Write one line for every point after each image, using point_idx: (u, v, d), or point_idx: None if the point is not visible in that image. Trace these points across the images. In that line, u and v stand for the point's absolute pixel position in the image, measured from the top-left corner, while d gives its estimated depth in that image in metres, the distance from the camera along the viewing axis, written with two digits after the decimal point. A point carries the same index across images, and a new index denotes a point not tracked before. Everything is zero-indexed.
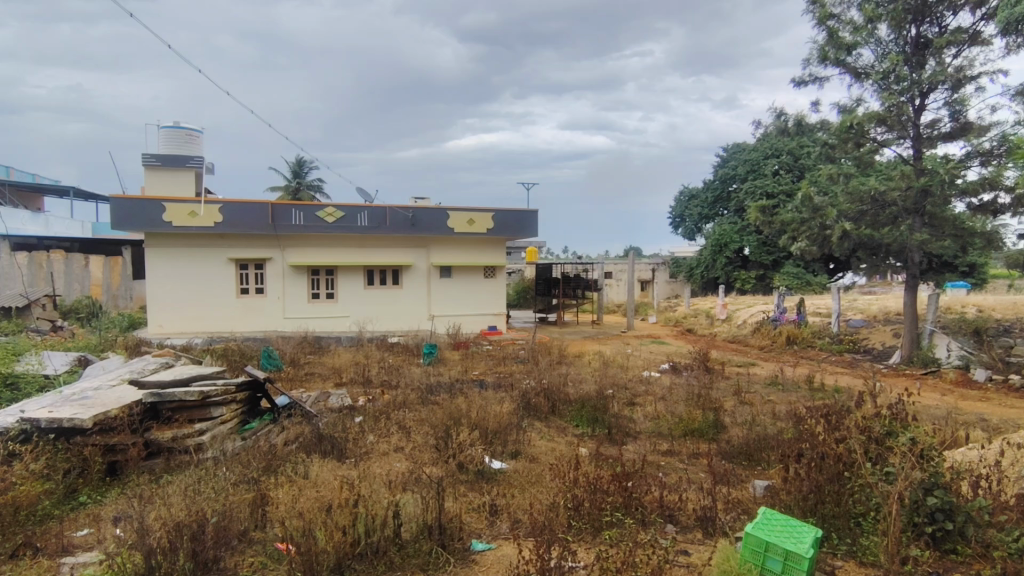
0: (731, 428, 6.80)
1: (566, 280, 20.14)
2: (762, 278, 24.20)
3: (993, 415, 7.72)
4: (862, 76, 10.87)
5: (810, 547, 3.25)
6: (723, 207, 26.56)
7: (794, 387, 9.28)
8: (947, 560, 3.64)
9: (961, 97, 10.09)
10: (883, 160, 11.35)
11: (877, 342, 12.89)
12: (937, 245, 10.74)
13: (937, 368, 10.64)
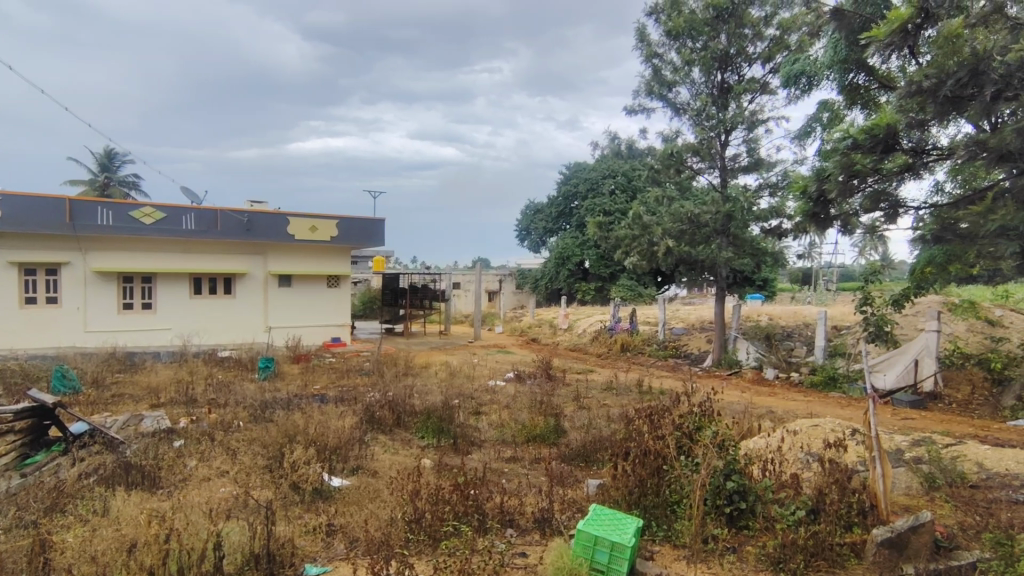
0: (569, 432, 7.21)
1: (415, 290, 19.99)
2: (599, 289, 26.08)
3: (779, 407, 9.10)
4: (680, 111, 12.27)
5: (633, 536, 3.56)
6: (566, 222, 28.26)
7: (626, 391, 10.10)
8: (742, 535, 4.22)
9: (754, 136, 11.82)
10: (698, 186, 12.87)
11: (693, 347, 14.53)
12: (739, 262, 12.43)
13: (738, 370, 12.28)
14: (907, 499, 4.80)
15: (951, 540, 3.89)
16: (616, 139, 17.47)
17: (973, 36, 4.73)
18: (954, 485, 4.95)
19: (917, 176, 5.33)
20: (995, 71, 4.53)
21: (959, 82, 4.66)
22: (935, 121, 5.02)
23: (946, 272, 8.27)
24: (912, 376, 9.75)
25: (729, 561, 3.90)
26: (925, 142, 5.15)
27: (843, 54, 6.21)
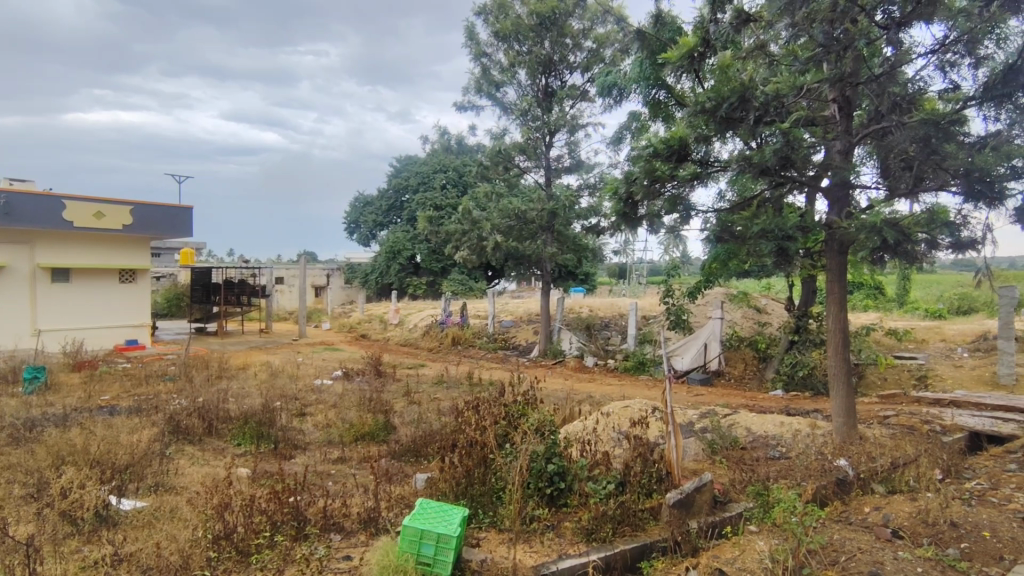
0: (400, 428, 7.10)
1: (230, 285, 18.20)
2: (431, 283, 26.14)
3: (596, 392, 9.93)
4: (508, 110, 12.74)
5: (457, 526, 3.62)
6: (397, 216, 27.83)
7: (456, 384, 10.27)
8: (561, 512, 4.51)
9: (575, 139, 12.68)
10: (526, 184, 13.48)
11: (521, 338, 15.23)
12: (563, 257, 13.27)
13: (562, 359, 13.16)
14: (696, 465, 5.54)
15: (726, 495, 4.59)
16: (447, 134, 17.59)
17: (743, 67, 5.61)
18: (731, 448, 5.82)
19: (703, 183, 6.11)
20: (757, 100, 5.43)
21: (731, 106, 5.45)
22: (715, 137, 5.85)
23: (727, 267, 9.67)
24: (702, 357, 11.29)
25: (549, 538, 4.17)
26: (709, 155, 5.99)
27: (647, 71, 6.92)
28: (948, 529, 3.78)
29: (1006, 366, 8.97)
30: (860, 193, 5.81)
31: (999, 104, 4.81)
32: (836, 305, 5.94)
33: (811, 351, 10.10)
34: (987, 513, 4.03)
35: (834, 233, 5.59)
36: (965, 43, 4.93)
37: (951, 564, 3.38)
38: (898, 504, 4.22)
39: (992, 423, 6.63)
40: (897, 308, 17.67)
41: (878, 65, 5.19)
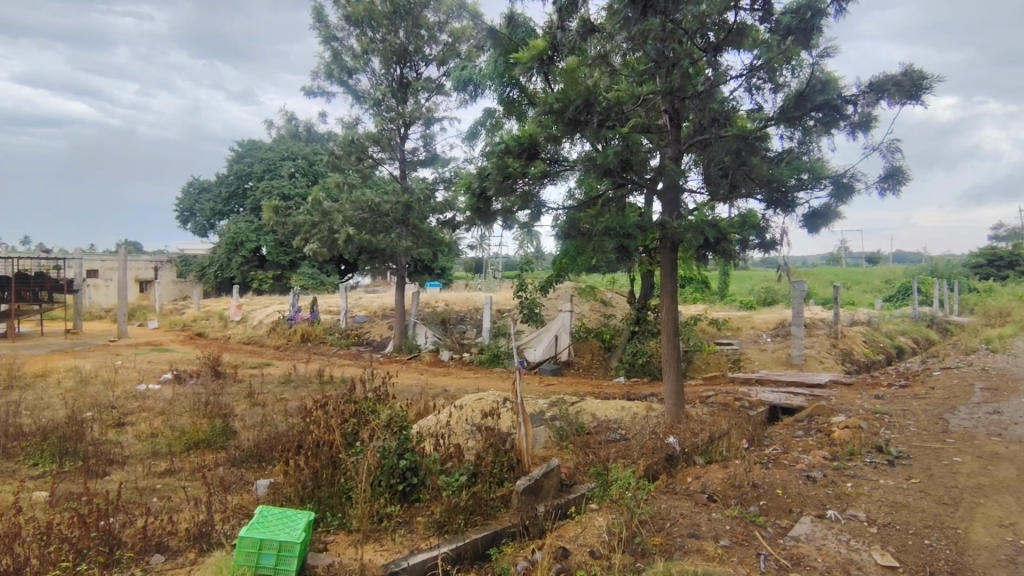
0: (240, 433, 6.55)
1: (25, 279, 15.48)
2: (279, 277, 24.42)
3: (451, 385, 10.01)
4: (361, 98, 12.30)
5: (302, 532, 3.44)
6: (238, 204, 25.63)
7: (305, 382, 9.73)
8: (413, 508, 4.47)
9: (431, 133, 12.60)
10: (380, 176, 13.12)
11: (376, 333, 14.84)
12: (418, 250, 13.11)
13: (418, 353, 13.05)
14: (546, 451, 5.80)
15: (571, 477, 4.88)
16: (294, 119, 16.53)
17: (588, 73, 5.95)
18: (577, 433, 6.16)
19: (553, 181, 6.38)
20: (600, 105, 5.76)
21: (577, 109, 5.73)
22: (564, 138, 6.14)
23: (576, 262, 10.25)
24: (553, 348, 11.93)
25: (400, 535, 4.11)
26: (558, 154, 6.29)
27: (502, 69, 7.06)
28: (752, 490, 4.37)
29: (798, 349, 10.58)
30: (687, 197, 6.45)
31: (792, 125, 5.64)
32: (668, 298, 6.57)
33: (648, 341, 11.10)
34: (780, 474, 4.71)
35: (666, 232, 6.16)
36: (767, 70, 5.70)
37: (753, 520, 3.90)
38: (714, 472, 4.78)
39: (786, 397, 7.78)
40: (718, 301, 20.12)
41: (701, 82, 5.81)
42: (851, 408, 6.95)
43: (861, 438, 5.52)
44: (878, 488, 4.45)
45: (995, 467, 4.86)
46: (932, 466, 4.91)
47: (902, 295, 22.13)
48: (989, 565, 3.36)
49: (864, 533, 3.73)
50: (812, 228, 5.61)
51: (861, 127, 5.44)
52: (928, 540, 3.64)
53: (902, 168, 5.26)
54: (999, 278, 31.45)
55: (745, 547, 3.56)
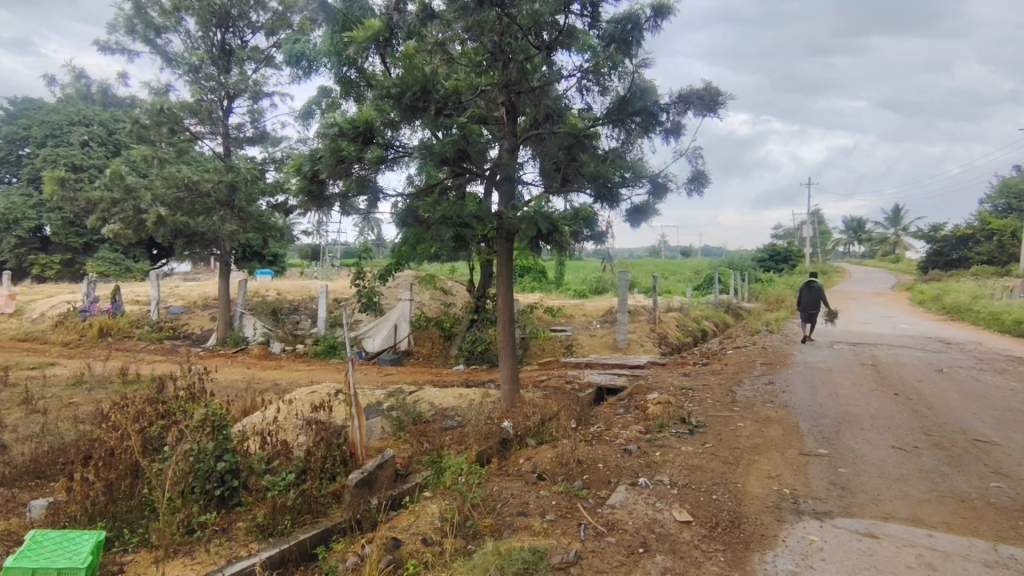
0: (11, 446, 5.50)
1: None
2: (69, 262, 20.89)
3: (282, 379, 9.38)
4: (172, 62, 10.89)
5: (88, 555, 3.00)
6: (10, 173, 21.40)
7: (103, 383, 8.45)
8: (232, 513, 4.10)
9: (258, 108, 11.59)
10: (199, 152, 11.78)
11: (195, 326, 13.37)
12: (244, 236, 12.01)
13: (245, 347, 12.02)
14: (381, 443, 5.67)
15: (406, 467, 4.85)
16: (86, 78, 14.16)
17: (426, 59, 5.89)
18: (415, 422, 6.11)
19: (390, 168, 6.23)
20: (438, 93, 5.73)
21: (414, 95, 5.63)
22: (401, 124, 6.02)
23: (417, 251, 10.15)
24: (392, 337, 11.79)
25: (214, 544, 3.74)
26: (395, 139, 6.13)
27: (338, 46, 6.72)
28: (576, 466, 4.69)
29: (622, 334, 11.58)
30: (523, 189, 6.69)
31: (616, 127, 6.11)
32: (505, 286, 6.79)
33: (487, 329, 11.40)
34: (602, 450, 5.12)
35: (503, 223, 6.32)
36: (595, 73, 6.10)
37: (575, 493, 4.19)
38: (544, 452, 5.04)
39: (610, 378, 8.49)
40: (554, 290, 21.35)
41: (536, 80, 6.05)
42: (663, 386, 7.79)
43: (669, 412, 6.20)
44: (680, 454, 5.04)
45: (768, 429, 5.77)
46: (722, 431, 5.70)
47: (707, 284, 25.26)
48: (759, 511, 3.99)
49: (667, 495, 4.21)
50: (633, 222, 6.15)
51: (672, 133, 6.07)
52: (715, 495, 4.21)
53: (703, 172, 5.97)
54: (778, 270, 37.34)
55: (567, 519, 3.80)
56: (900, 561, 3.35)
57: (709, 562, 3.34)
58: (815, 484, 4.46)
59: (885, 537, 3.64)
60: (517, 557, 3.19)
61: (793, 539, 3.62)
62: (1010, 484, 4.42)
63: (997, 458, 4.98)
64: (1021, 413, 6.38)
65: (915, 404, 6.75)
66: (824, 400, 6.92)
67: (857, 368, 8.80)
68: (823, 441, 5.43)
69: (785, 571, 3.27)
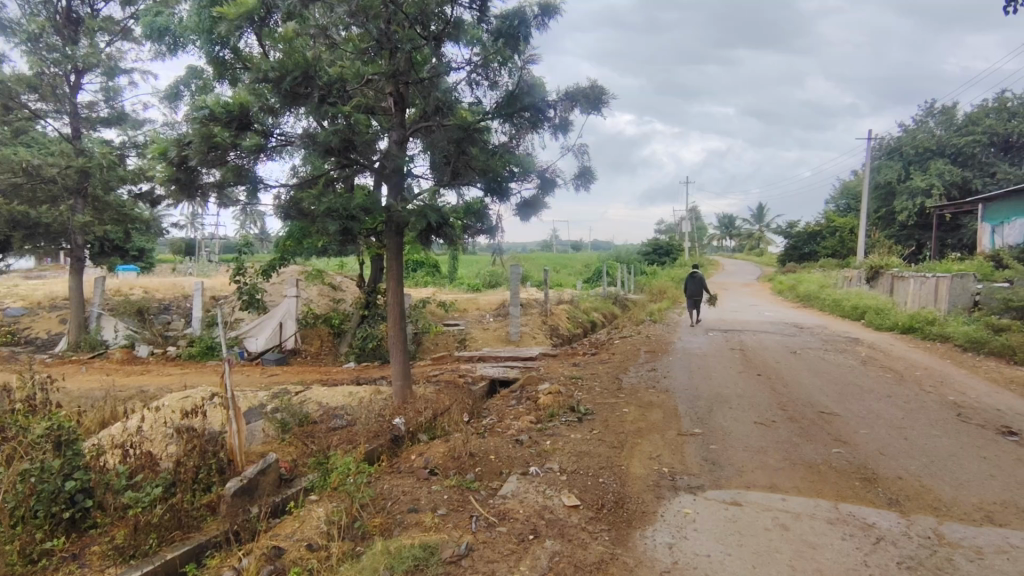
0: None
1: None
2: None
3: (149, 385, 8.55)
4: (4, 28, 9.49)
5: None
6: None
7: None
8: (86, 537, 3.68)
9: (114, 86, 10.43)
10: (41, 133, 10.39)
11: (41, 330, 11.83)
12: (100, 228, 10.79)
13: (104, 351, 10.84)
14: (263, 447, 5.34)
15: (291, 472, 4.62)
16: None
17: (307, 43, 5.61)
18: (301, 424, 5.83)
19: (269, 157, 5.86)
20: (321, 79, 5.47)
21: (295, 81, 5.34)
22: (282, 110, 5.68)
23: (302, 245, 9.67)
24: (277, 336, 11.15)
25: (63, 572, 3.33)
26: (274, 127, 5.77)
27: (208, 24, 6.20)
28: (469, 459, 4.72)
29: (515, 327, 11.78)
30: (413, 181, 6.57)
31: (506, 121, 6.18)
32: (395, 281, 6.66)
33: (379, 325, 11.11)
34: (494, 441, 5.18)
35: (392, 216, 6.16)
36: (484, 67, 6.13)
37: (467, 486, 4.21)
38: (436, 447, 5.01)
39: (503, 371, 8.62)
40: (448, 284, 21.25)
41: (425, 71, 5.99)
42: (554, 376, 8.04)
43: (559, 401, 6.41)
44: (569, 442, 5.23)
45: (650, 413, 6.15)
46: (607, 417, 5.98)
47: (596, 277, 26.33)
48: (641, 490, 4.24)
49: (556, 481, 4.35)
50: (524, 217, 6.26)
51: (560, 130, 6.23)
52: (601, 479, 4.42)
53: (589, 169, 6.19)
54: (659, 263, 39.74)
55: (459, 512, 3.81)
56: (760, 525, 3.70)
57: (594, 542, 3.49)
58: (689, 461, 4.81)
59: (747, 504, 4.02)
60: (407, 556, 3.15)
61: (670, 513, 3.89)
62: (848, 449, 5.06)
63: (838, 428, 5.66)
64: (857, 386, 7.31)
65: (774, 383, 7.49)
66: (698, 383, 7.49)
67: (726, 353, 9.61)
68: (697, 421, 5.88)
69: (663, 543, 3.50)
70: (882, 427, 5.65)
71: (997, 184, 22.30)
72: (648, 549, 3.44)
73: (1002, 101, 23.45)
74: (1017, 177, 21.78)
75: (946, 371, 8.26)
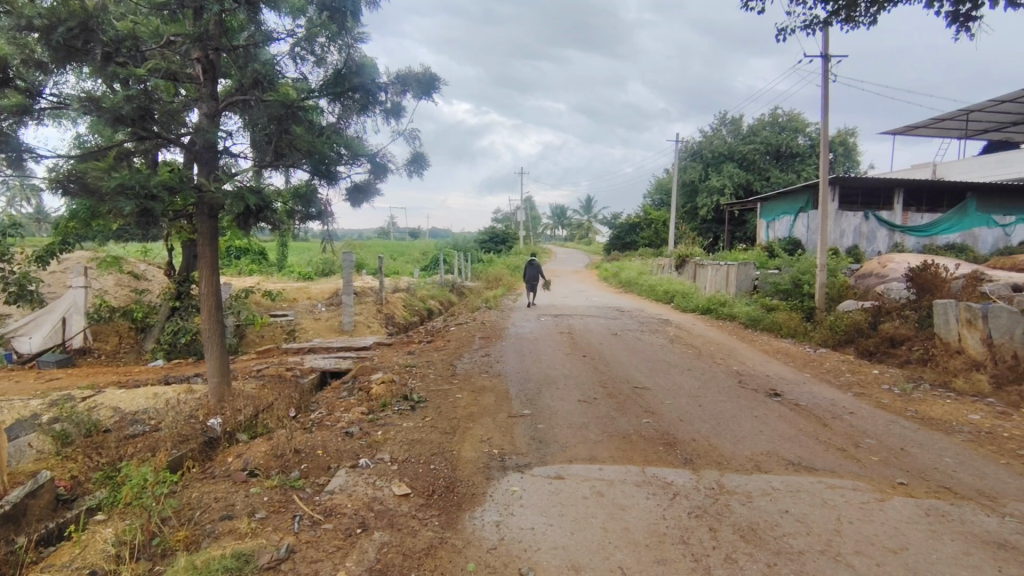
0: None
1: None
2: None
3: None
4: None
5: None
6: None
7: None
8: None
9: None
10: None
11: None
12: None
13: None
14: (35, 465, 4.53)
15: (72, 490, 4.00)
16: None
17: None
18: (89, 434, 5.05)
19: (38, 122, 4.91)
20: (106, 34, 4.70)
21: (70, 33, 4.51)
22: (54, 67, 4.80)
23: (91, 227, 8.30)
24: (59, 334, 9.50)
25: None
26: (44, 86, 4.85)
27: None
28: (293, 456, 4.46)
29: (348, 316, 11.34)
30: (227, 160, 5.97)
31: (334, 100, 5.86)
32: (207, 268, 6.02)
33: (192, 317, 9.98)
34: (322, 436, 4.95)
35: (203, 197, 5.53)
36: (309, 41, 5.74)
37: (290, 485, 3.97)
38: (257, 447, 4.66)
39: (335, 362, 8.29)
40: (276, 272, 19.80)
41: (240, 39, 5.60)
42: (388, 365, 7.92)
43: (392, 390, 6.32)
44: (401, 430, 5.19)
45: (482, 397, 6.33)
46: (440, 404, 6.03)
47: (433, 265, 26.39)
48: (471, 473, 4.35)
49: (387, 472, 4.29)
50: (354, 202, 6.03)
51: (392, 114, 6.06)
52: (432, 465, 4.45)
53: (422, 155, 6.13)
54: (496, 250, 40.86)
55: (280, 514, 3.58)
56: (579, 494, 4.01)
57: (424, 529, 3.51)
58: (518, 441, 5.05)
59: (569, 477, 4.32)
60: (216, 568, 2.88)
61: (499, 492, 4.05)
62: (654, 419, 5.68)
63: (647, 400, 6.33)
64: (664, 363, 8.22)
65: (595, 363, 8.15)
66: (528, 366, 7.87)
67: (554, 336, 10.23)
68: (527, 402, 6.19)
69: (490, 522, 3.63)
70: (681, 397, 6.43)
71: (771, 186, 26.35)
72: (476, 529, 3.54)
73: (775, 116, 27.75)
74: (785, 182, 25.99)
75: (731, 345, 9.67)
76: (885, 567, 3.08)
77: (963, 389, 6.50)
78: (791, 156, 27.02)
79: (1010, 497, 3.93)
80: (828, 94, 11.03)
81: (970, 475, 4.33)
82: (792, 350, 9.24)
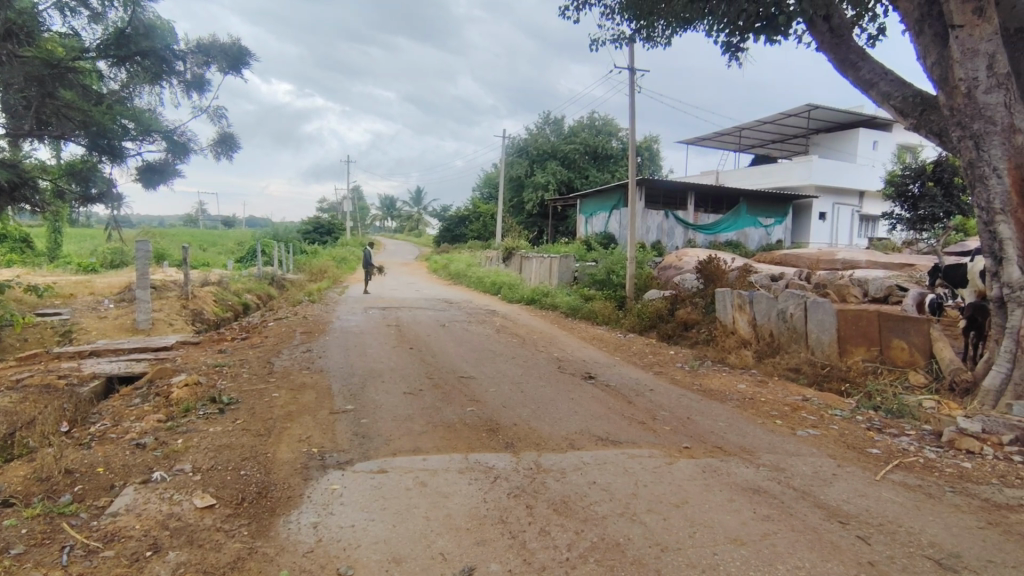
0: None
1: None
2: None
3: None
4: None
5: None
6: None
7: None
8: None
9: None
10: None
11: None
12: None
13: None
14: None
15: None
16: None
17: None
18: None
19: None
20: None
21: None
22: None
23: None
24: None
25: None
26: None
27: None
28: (64, 478, 3.81)
29: (143, 313, 9.95)
30: None
31: (117, 65, 5.32)
32: None
33: None
34: (103, 451, 4.29)
35: None
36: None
37: (59, 512, 3.38)
38: (12, 472, 3.89)
39: (124, 366, 7.22)
40: (45, 263, 16.61)
41: None
42: (194, 366, 7.11)
43: (196, 394, 5.70)
44: (205, 437, 4.69)
45: (302, 395, 5.99)
46: (254, 405, 5.58)
47: (249, 257, 24.21)
48: (287, 475, 4.10)
49: (187, 484, 3.86)
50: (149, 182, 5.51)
51: (191, 86, 5.49)
52: (241, 472, 4.11)
53: (230, 135, 5.64)
54: (321, 242, 38.52)
55: (44, 547, 3.04)
56: (402, 486, 3.99)
57: (231, 541, 3.23)
58: (339, 439, 4.87)
59: (392, 470, 4.28)
60: None
61: (317, 492, 3.87)
62: (478, 407, 5.85)
63: (472, 389, 6.50)
64: (490, 352, 8.49)
65: (423, 355, 8.15)
66: (354, 361, 7.62)
67: (382, 329, 10.02)
68: (350, 398, 5.99)
69: (307, 524, 3.45)
70: (505, 385, 6.70)
71: (589, 184, 28.50)
72: (291, 534, 3.35)
73: (592, 120, 30.01)
74: (600, 181, 28.19)
75: (553, 333, 10.31)
76: (670, 520, 3.54)
77: (734, 363, 7.68)
78: (607, 158, 29.17)
79: (763, 450, 4.75)
80: (633, 104, 12.25)
81: (736, 435, 5.15)
82: (605, 336, 10.14)
